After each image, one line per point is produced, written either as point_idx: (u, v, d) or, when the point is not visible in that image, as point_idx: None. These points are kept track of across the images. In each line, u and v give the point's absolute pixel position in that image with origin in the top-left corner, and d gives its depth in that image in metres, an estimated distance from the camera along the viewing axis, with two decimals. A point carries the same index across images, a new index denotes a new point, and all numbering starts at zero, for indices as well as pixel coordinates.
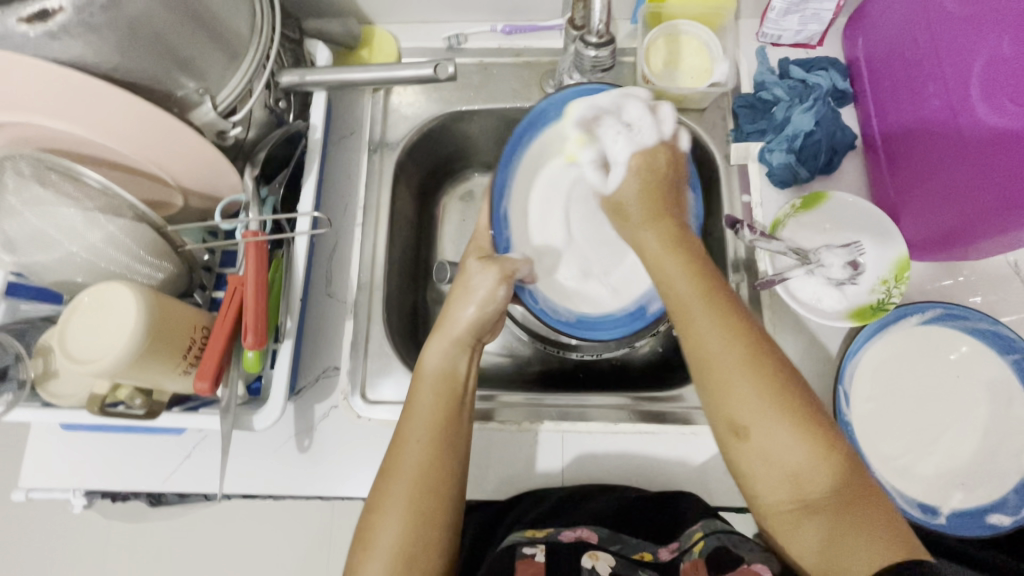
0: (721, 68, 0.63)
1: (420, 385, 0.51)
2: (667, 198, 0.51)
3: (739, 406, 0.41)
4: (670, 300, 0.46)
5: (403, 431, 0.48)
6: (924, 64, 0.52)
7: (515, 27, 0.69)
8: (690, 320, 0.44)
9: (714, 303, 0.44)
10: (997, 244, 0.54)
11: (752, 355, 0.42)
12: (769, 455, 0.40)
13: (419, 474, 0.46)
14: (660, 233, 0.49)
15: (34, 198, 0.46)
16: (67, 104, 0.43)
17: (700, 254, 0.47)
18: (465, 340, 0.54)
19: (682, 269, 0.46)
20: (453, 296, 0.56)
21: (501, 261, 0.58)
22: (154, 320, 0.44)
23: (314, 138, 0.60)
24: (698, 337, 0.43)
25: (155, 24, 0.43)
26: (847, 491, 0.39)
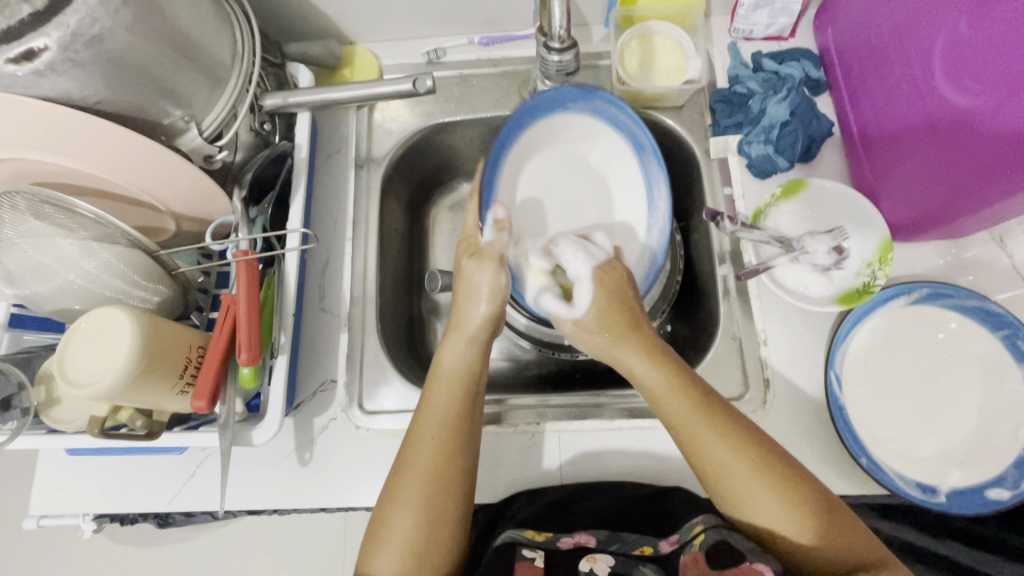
0: (695, 66, 0.64)
1: (435, 381, 0.52)
2: (629, 311, 0.54)
3: (761, 509, 0.45)
4: (668, 422, 0.49)
5: (417, 429, 0.49)
6: (890, 49, 0.54)
7: (490, 39, 0.71)
8: (696, 442, 0.47)
9: (714, 418, 0.47)
10: (980, 221, 0.54)
11: (755, 458, 0.46)
12: (779, 533, 0.45)
13: (433, 473, 0.47)
14: (641, 354, 0.51)
15: (30, 231, 0.48)
16: (58, 139, 0.45)
17: (678, 367, 0.50)
18: (480, 337, 0.55)
19: (675, 387, 0.49)
20: (460, 296, 0.57)
21: (491, 248, 0.58)
22: (149, 341, 0.46)
23: (299, 157, 0.61)
24: (708, 459, 0.47)
25: (139, 58, 0.45)
26: (823, 531, 0.44)
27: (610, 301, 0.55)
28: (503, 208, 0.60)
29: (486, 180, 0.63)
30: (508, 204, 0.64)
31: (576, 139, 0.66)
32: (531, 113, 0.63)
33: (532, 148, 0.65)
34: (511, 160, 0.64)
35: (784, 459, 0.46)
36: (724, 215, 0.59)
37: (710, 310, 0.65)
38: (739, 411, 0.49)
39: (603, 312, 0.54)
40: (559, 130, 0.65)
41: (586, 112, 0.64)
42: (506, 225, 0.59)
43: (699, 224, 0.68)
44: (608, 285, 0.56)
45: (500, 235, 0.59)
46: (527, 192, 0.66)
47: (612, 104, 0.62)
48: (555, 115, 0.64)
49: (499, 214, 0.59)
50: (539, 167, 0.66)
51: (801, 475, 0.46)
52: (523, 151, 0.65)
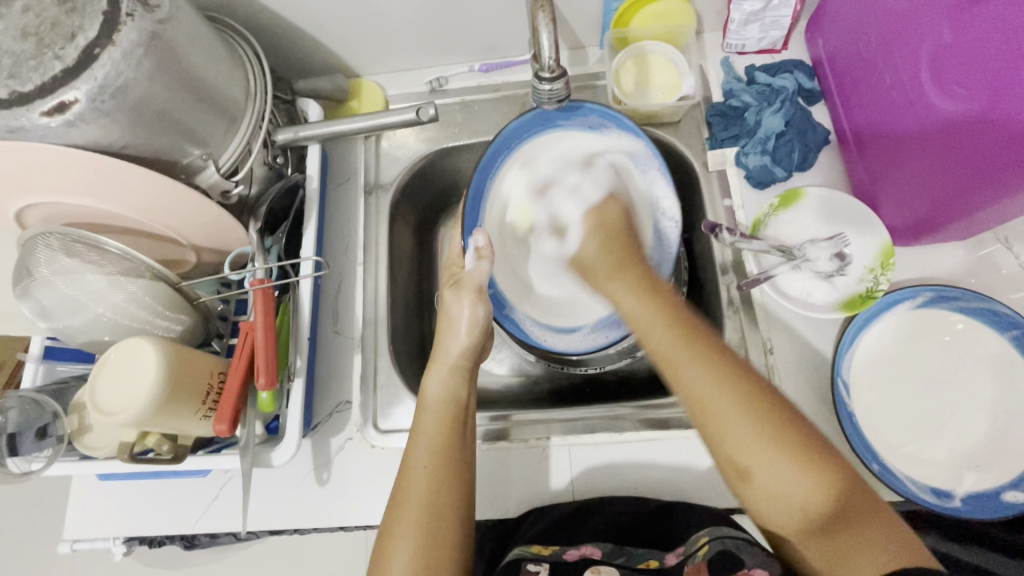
0: (689, 82, 0.66)
1: (425, 411, 0.55)
2: (627, 246, 0.60)
3: (736, 441, 0.43)
4: (654, 356, 0.49)
5: (409, 458, 0.51)
6: (878, 58, 0.55)
7: (490, 65, 0.74)
8: (679, 371, 0.46)
9: (695, 348, 0.47)
10: (979, 223, 0.54)
11: (738, 395, 0.44)
12: (774, 489, 0.41)
13: (427, 499, 0.48)
14: (632, 287, 0.55)
15: (63, 268, 0.52)
16: (87, 181, 0.49)
17: (666, 300, 0.53)
18: (463, 365, 0.59)
19: (655, 315, 0.51)
20: (441, 329, 0.61)
21: (468, 280, 0.61)
22: (173, 370, 0.48)
23: (310, 187, 0.64)
24: (686, 382, 0.46)
25: (160, 103, 0.48)
26: (837, 494, 0.40)
27: (613, 237, 0.61)
28: (483, 235, 0.62)
29: (470, 199, 0.66)
30: (496, 227, 0.68)
31: (574, 151, 0.67)
32: (516, 136, 0.66)
33: (526, 162, 0.67)
34: (494, 187, 0.67)
35: (785, 406, 0.44)
36: (723, 226, 0.60)
37: (715, 322, 0.65)
38: (738, 354, 0.47)
39: (596, 250, 0.61)
40: (548, 147, 0.67)
41: (586, 125, 0.66)
42: (485, 255, 0.61)
43: (701, 236, 0.69)
44: (600, 229, 0.62)
45: (480, 263, 0.61)
46: (513, 211, 0.68)
47: (604, 116, 0.64)
48: (544, 133, 0.66)
49: (479, 243, 0.61)
50: (532, 188, 0.68)
51: (801, 424, 0.43)
52: (512, 170, 0.67)
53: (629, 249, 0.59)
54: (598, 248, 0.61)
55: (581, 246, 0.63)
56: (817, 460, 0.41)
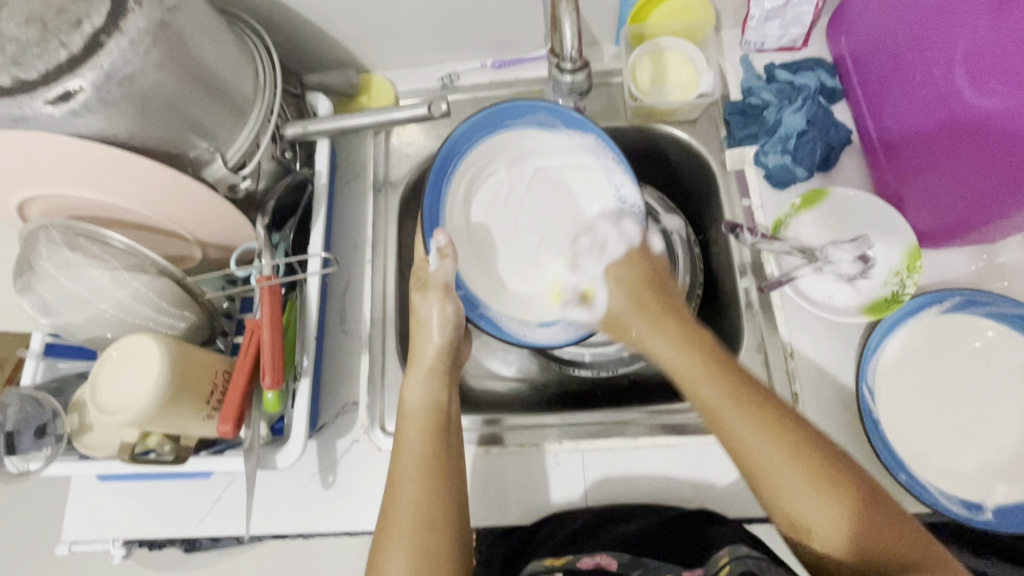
0: (707, 80, 0.65)
1: (406, 419, 0.53)
2: (657, 300, 0.58)
3: (794, 496, 0.43)
4: (700, 408, 0.49)
5: (396, 469, 0.50)
6: (907, 55, 0.53)
7: (502, 61, 0.72)
8: (726, 424, 0.46)
9: (746, 401, 0.46)
10: (1010, 225, 0.52)
11: (787, 443, 0.44)
12: (828, 539, 0.41)
13: (416, 513, 0.47)
14: (671, 339, 0.53)
15: (65, 262, 0.50)
16: (92, 174, 0.47)
17: (711, 350, 0.51)
18: (440, 369, 0.56)
19: (696, 360, 0.50)
20: (413, 332, 0.58)
21: (434, 279, 0.57)
22: (177, 368, 0.47)
23: (319, 183, 0.63)
24: (739, 442, 0.45)
25: (168, 94, 0.47)
26: (898, 547, 0.39)
27: (641, 288, 0.59)
28: (444, 233, 0.56)
29: (427, 203, 0.60)
30: (460, 226, 0.63)
31: (532, 150, 0.65)
32: (468, 138, 0.62)
33: (482, 166, 0.64)
34: (455, 190, 0.63)
35: (821, 442, 0.45)
36: (742, 227, 0.58)
37: (732, 325, 0.64)
38: (780, 400, 0.48)
39: (628, 305, 0.59)
40: (502, 147, 0.64)
41: (537, 126, 0.63)
42: (450, 254, 0.56)
43: (718, 237, 0.67)
44: (624, 283, 0.60)
45: (444, 262, 0.56)
46: (481, 212, 0.65)
47: (554, 113, 0.61)
48: (496, 134, 0.63)
49: (441, 243, 0.56)
50: (495, 189, 0.65)
51: (848, 473, 0.43)
52: (471, 172, 0.64)
53: (663, 301, 0.58)
54: (628, 302, 0.59)
55: (609, 303, 0.60)
56: (863, 508, 0.41)
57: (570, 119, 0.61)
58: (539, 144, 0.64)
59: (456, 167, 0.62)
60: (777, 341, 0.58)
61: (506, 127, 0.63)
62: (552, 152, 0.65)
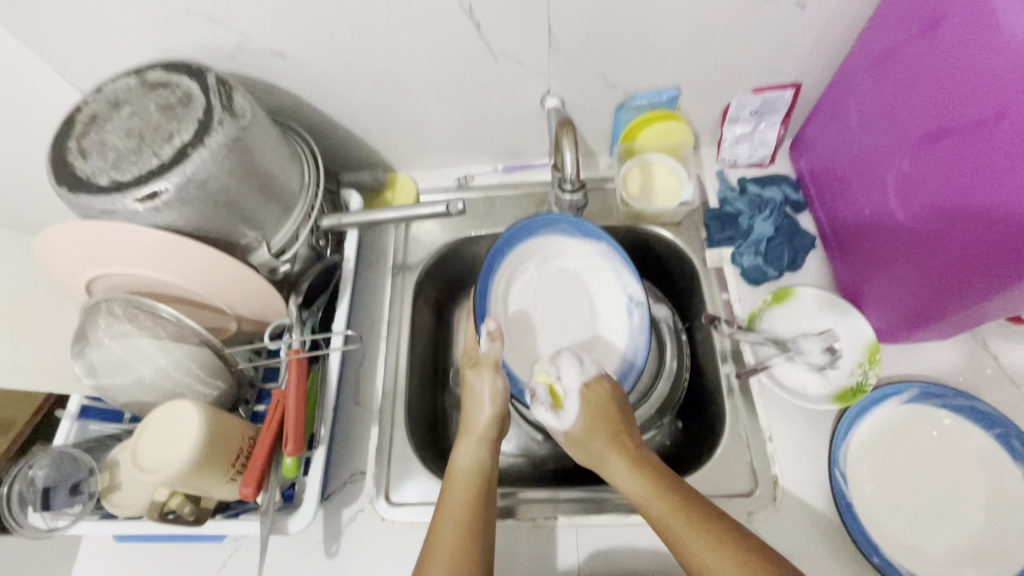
0: (688, 189, 0.75)
1: (452, 480, 0.57)
2: (617, 421, 0.60)
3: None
4: (656, 526, 0.51)
5: (436, 527, 0.53)
6: (854, 180, 0.63)
7: (510, 167, 0.84)
8: (679, 539, 0.49)
9: (694, 517, 0.49)
10: (955, 326, 0.59)
11: (740, 559, 0.46)
12: None
13: (452, 566, 0.49)
14: (626, 459, 0.56)
15: (121, 331, 0.57)
16: (157, 257, 0.55)
17: (659, 470, 0.55)
18: (488, 437, 0.62)
19: (645, 481, 0.53)
20: (467, 403, 0.65)
21: (486, 357, 0.66)
22: (211, 433, 0.51)
23: (346, 268, 0.71)
24: (697, 561, 0.47)
25: (233, 194, 0.55)
26: None
27: (606, 406, 0.61)
28: (493, 320, 0.66)
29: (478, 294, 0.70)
30: (502, 314, 0.72)
31: (559, 253, 0.74)
32: (511, 241, 0.71)
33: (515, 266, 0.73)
34: (499, 284, 0.72)
35: (771, 554, 0.47)
36: (720, 318, 0.67)
37: (716, 408, 0.69)
38: (729, 515, 0.50)
39: (588, 425, 0.60)
40: (535, 249, 0.74)
41: (562, 235, 0.72)
42: (499, 336, 0.65)
43: (701, 326, 0.74)
44: (593, 406, 0.61)
45: (495, 343, 0.66)
46: (518, 303, 0.73)
47: (576, 227, 0.70)
48: (530, 240, 0.73)
49: (490, 327, 0.65)
50: (529, 283, 0.74)
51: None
52: (512, 269, 0.73)
53: (620, 420, 0.60)
54: (590, 422, 0.60)
55: (574, 423, 0.61)
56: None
57: (591, 232, 0.70)
58: (561, 248, 0.74)
59: (498, 266, 0.71)
60: (757, 426, 0.63)
61: (535, 236, 0.73)
62: (572, 256, 0.74)
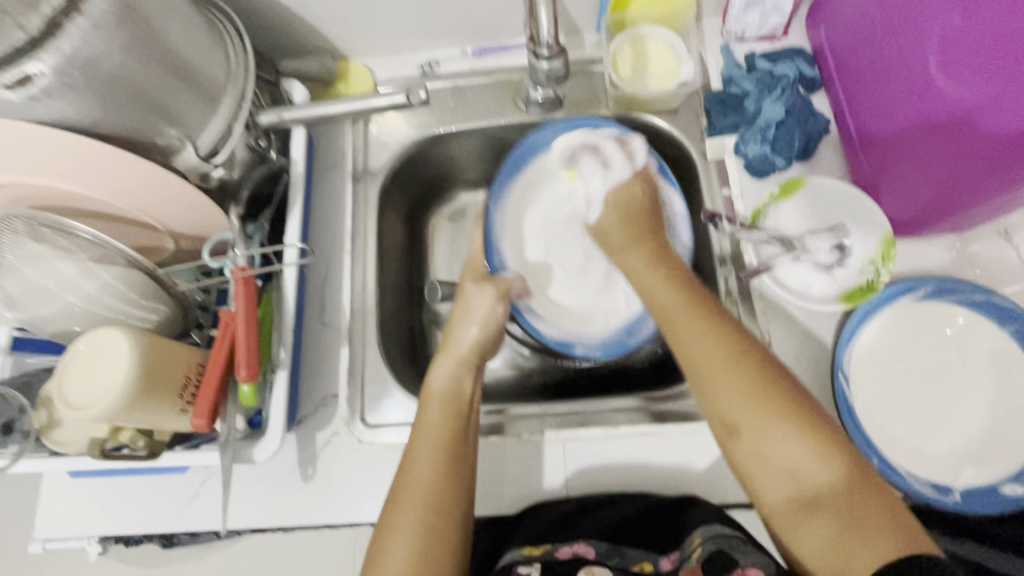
0: (688, 68, 0.64)
1: (427, 402, 0.53)
2: (647, 224, 0.57)
3: (727, 397, 0.43)
4: (657, 311, 0.50)
5: (411, 452, 0.49)
6: (884, 44, 0.53)
7: (484, 49, 0.72)
8: (677, 325, 0.47)
9: (699, 308, 0.47)
10: (986, 212, 0.52)
11: (734, 355, 0.44)
12: (768, 452, 0.41)
13: (428, 492, 0.47)
14: (646, 256, 0.54)
15: (29, 253, 0.48)
16: (53, 163, 0.46)
17: (680, 269, 0.52)
18: (471, 359, 0.56)
19: (656, 272, 0.52)
20: (457, 317, 0.60)
21: (499, 279, 0.63)
22: (147, 362, 0.46)
23: (295, 172, 0.62)
24: (687, 344, 0.46)
25: (135, 79, 0.45)
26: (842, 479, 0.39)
27: (637, 211, 0.58)
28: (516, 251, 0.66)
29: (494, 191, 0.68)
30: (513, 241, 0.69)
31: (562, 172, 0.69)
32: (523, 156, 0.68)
33: (531, 185, 0.70)
34: (514, 193, 0.69)
35: (777, 368, 0.44)
36: (720, 216, 0.59)
37: None
38: (738, 321, 0.48)
39: (618, 219, 0.57)
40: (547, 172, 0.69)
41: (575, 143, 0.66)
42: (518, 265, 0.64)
43: (698, 226, 0.67)
44: (620, 205, 0.58)
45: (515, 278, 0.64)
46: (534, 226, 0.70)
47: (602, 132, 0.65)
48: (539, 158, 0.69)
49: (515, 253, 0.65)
50: (559, 208, 0.70)
51: (798, 394, 0.43)
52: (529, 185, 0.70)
53: (650, 228, 0.56)
54: (620, 226, 0.57)
55: (599, 218, 0.59)
56: (806, 422, 0.41)
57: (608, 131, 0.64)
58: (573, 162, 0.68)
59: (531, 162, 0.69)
60: (756, 330, 0.59)
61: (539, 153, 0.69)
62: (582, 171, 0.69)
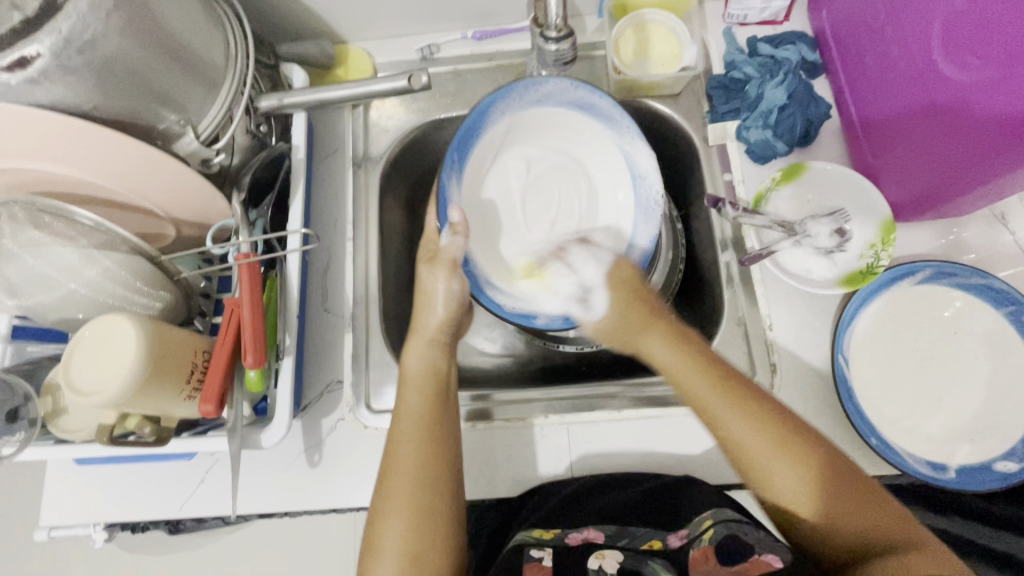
0: (690, 53, 0.64)
1: (405, 386, 0.54)
2: (646, 302, 0.56)
3: (782, 479, 0.44)
4: (689, 400, 0.50)
5: (393, 432, 0.51)
6: (887, 28, 0.53)
7: (484, 34, 0.70)
8: (715, 416, 0.47)
9: (733, 395, 0.47)
10: (984, 197, 0.53)
11: (779, 436, 0.45)
12: (833, 527, 0.43)
13: (413, 469, 0.49)
14: (659, 335, 0.53)
15: (30, 240, 0.47)
16: (53, 147, 0.45)
17: (697, 346, 0.52)
18: (441, 340, 0.57)
19: (682, 355, 0.51)
20: (419, 305, 0.59)
21: (445, 253, 0.58)
22: (154, 348, 0.45)
23: (297, 158, 0.61)
24: (733, 437, 0.46)
25: (133, 63, 0.44)
26: (889, 528, 0.42)
27: (623, 271, 0.59)
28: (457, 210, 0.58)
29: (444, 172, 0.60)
30: (470, 201, 0.63)
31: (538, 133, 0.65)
32: (492, 108, 0.61)
33: (485, 154, 0.63)
34: (472, 161, 0.62)
35: (810, 439, 0.45)
36: (724, 202, 0.59)
37: (713, 299, 0.65)
38: (765, 391, 0.49)
39: (618, 321, 0.56)
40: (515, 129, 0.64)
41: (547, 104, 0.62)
42: (462, 230, 0.58)
43: (700, 212, 0.68)
44: (611, 238, 0.61)
45: (456, 238, 0.58)
46: (489, 189, 0.65)
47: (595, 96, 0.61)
48: (510, 114, 0.62)
49: (454, 218, 0.58)
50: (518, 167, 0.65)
51: (831, 459, 0.45)
52: (485, 149, 0.63)
53: (641, 286, 0.58)
54: (612, 296, 0.58)
55: (603, 318, 0.57)
56: (836, 484, 0.44)
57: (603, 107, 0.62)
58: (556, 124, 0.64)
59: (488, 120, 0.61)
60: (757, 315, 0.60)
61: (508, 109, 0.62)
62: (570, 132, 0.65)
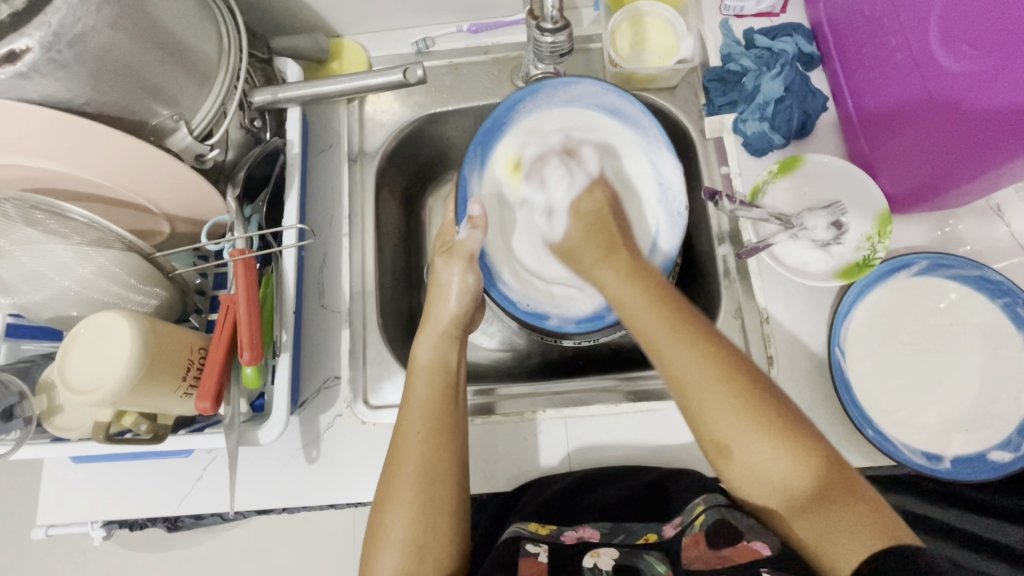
0: (688, 45, 0.64)
1: (414, 376, 0.54)
2: (610, 234, 0.58)
3: (714, 420, 0.44)
4: (640, 335, 0.50)
5: (402, 424, 0.51)
6: (883, 18, 0.53)
7: (480, 26, 0.70)
8: (662, 350, 0.48)
9: (680, 327, 0.48)
10: (979, 189, 0.53)
11: (721, 370, 0.45)
12: (763, 472, 0.42)
13: (422, 465, 0.48)
14: (620, 271, 0.55)
15: (22, 238, 0.47)
16: (45, 143, 0.44)
17: (659, 284, 0.53)
18: (453, 332, 0.57)
19: (637, 289, 0.52)
20: (431, 296, 0.60)
21: (461, 246, 0.60)
22: (150, 345, 0.45)
23: (291, 152, 0.61)
24: (674, 366, 0.47)
25: (124, 57, 0.44)
26: (830, 484, 0.41)
27: (607, 216, 0.60)
28: (479, 204, 0.60)
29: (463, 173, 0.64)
30: (490, 197, 0.65)
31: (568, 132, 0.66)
32: (518, 107, 0.63)
33: (510, 152, 0.65)
34: (496, 158, 0.65)
35: (766, 387, 0.45)
36: (722, 194, 0.59)
37: (711, 293, 0.65)
38: (723, 335, 0.48)
39: (583, 234, 0.60)
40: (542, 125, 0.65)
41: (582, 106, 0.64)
42: (480, 223, 0.60)
43: (698, 205, 0.67)
44: (583, 214, 0.61)
45: (474, 232, 0.60)
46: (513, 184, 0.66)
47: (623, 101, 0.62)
48: (539, 112, 0.64)
49: (474, 212, 0.60)
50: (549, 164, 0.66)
51: (796, 419, 0.43)
52: (511, 146, 0.65)
53: (613, 236, 0.58)
54: (584, 234, 0.60)
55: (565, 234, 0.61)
56: (802, 449, 0.42)
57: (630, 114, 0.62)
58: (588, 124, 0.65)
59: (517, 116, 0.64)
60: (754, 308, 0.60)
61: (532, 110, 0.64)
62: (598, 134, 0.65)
